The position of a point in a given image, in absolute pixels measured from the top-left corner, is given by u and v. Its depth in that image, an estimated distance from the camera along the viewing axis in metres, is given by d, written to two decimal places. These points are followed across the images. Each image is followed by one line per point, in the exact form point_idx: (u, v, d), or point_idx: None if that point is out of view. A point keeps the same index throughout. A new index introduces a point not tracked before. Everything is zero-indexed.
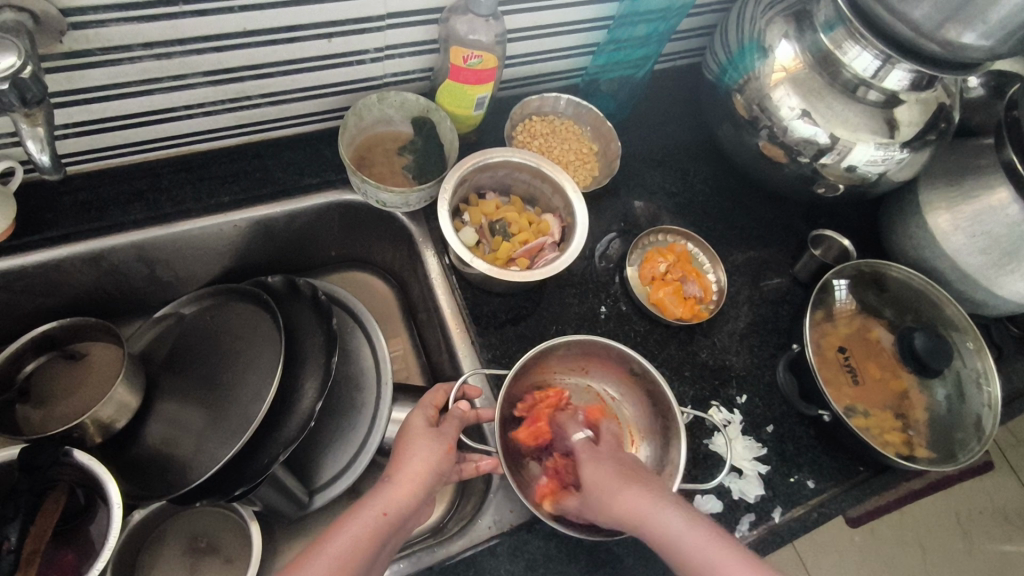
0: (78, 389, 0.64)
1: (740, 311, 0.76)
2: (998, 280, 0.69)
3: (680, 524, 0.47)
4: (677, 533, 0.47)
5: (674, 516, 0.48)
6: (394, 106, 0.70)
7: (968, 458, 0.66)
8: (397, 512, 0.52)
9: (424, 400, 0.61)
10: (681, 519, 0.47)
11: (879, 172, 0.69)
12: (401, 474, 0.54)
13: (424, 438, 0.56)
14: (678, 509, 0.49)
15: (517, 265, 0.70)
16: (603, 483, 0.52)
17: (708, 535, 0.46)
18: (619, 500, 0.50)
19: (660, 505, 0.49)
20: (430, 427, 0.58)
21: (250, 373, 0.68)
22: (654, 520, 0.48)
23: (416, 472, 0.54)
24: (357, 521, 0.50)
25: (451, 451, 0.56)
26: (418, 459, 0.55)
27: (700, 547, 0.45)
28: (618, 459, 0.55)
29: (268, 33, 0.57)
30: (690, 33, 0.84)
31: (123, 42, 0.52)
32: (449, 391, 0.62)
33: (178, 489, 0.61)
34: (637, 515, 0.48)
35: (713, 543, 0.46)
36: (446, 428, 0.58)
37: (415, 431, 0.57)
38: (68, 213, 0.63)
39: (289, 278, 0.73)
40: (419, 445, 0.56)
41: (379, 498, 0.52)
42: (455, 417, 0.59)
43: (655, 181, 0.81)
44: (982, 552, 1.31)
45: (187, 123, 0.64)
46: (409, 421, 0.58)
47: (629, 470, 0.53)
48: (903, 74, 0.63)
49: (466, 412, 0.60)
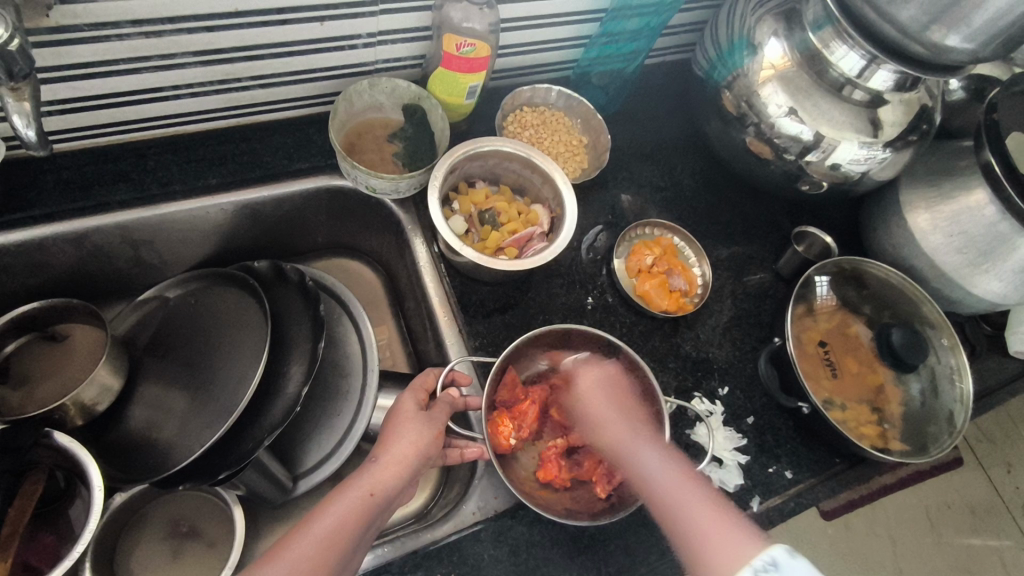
0: (59, 370, 0.64)
1: (723, 305, 0.77)
2: (973, 278, 0.71)
3: (661, 461, 0.54)
4: (649, 467, 0.53)
5: (652, 454, 0.54)
6: (385, 92, 0.70)
7: (938, 452, 0.68)
8: (384, 491, 0.52)
9: (414, 383, 0.61)
10: (660, 455, 0.54)
11: (862, 170, 0.70)
12: (389, 455, 0.54)
13: (413, 421, 0.57)
14: (664, 450, 0.55)
15: (505, 254, 0.70)
16: (603, 411, 0.59)
17: (679, 477, 0.52)
18: (612, 429, 0.57)
19: (649, 444, 0.56)
20: (420, 410, 0.58)
21: (234, 357, 0.68)
22: (634, 457, 0.55)
23: (404, 454, 0.54)
24: (346, 498, 0.50)
25: (439, 437, 0.57)
26: (407, 440, 0.55)
27: (676, 489, 0.51)
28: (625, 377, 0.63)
29: (260, 15, 0.56)
30: (682, 29, 0.85)
31: (112, 18, 0.51)
32: (439, 376, 0.62)
33: (159, 473, 0.60)
34: (624, 449, 0.56)
35: (684, 482, 0.52)
36: (436, 412, 0.58)
37: (404, 414, 0.57)
38: (52, 191, 0.62)
39: (276, 263, 0.73)
40: (406, 428, 0.56)
41: (366, 478, 0.52)
42: (445, 401, 0.60)
43: (643, 175, 0.82)
44: (948, 545, 1.35)
45: (175, 104, 0.63)
46: (399, 404, 0.59)
47: (626, 408, 0.59)
48: (888, 75, 0.64)
49: (455, 397, 0.61)
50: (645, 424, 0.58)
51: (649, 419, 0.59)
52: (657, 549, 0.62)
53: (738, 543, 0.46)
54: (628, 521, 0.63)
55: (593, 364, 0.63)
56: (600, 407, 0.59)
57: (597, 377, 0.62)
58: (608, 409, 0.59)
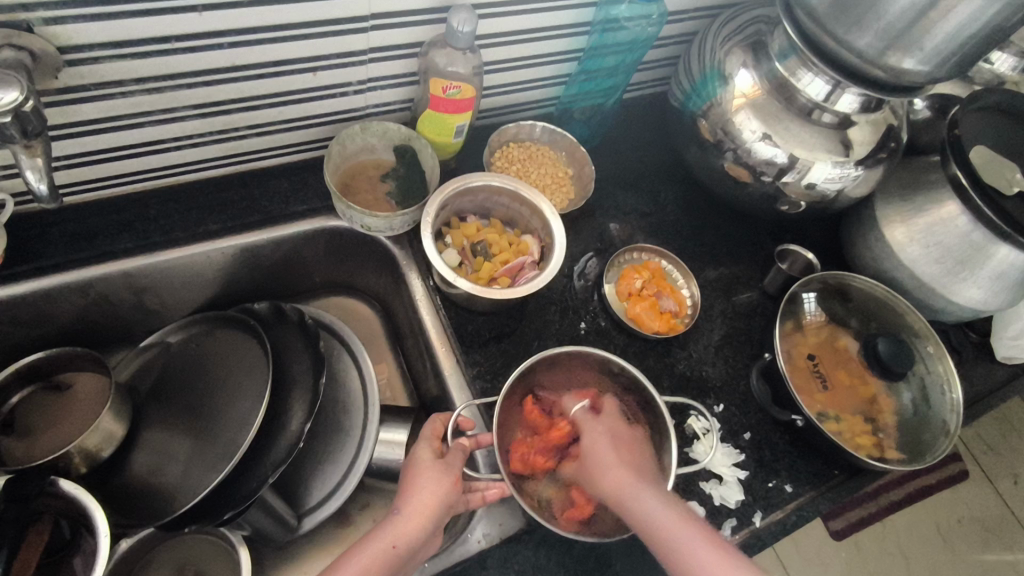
0: (62, 419, 0.65)
1: (714, 324, 0.79)
2: (953, 287, 0.73)
3: (654, 501, 0.54)
4: (649, 507, 0.54)
5: (649, 496, 0.55)
6: (377, 135, 0.73)
7: (934, 457, 0.69)
8: (407, 544, 0.53)
9: (423, 431, 0.61)
10: (661, 501, 0.54)
11: (837, 189, 0.73)
12: (410, 508, 0.54)
13: (433, 470, 0.57)
14: (661, 494, 0.55)
15: (499, 283, 0.72)
16: (603, 450, 0.59)
17: (681, 518, 0.53)
18: (610, 474, 0.57)
19: (643, 484, 0.56)
20: (436, 459, 0.58)
21: (236, 399, 0.69)
22: (633, 498, 0.55)
23: (424, 505, 0.55)
24: (367, 551, 0.52)
25: (457, 484, 0.57)
26: (426, 490, 0.55)
27: (673, 529, 0.52)
28: (622, 429, 0.62)
29: (256, 68, 0.60)
30: (656, 63, 0.89)
31: (117, 77, 0.54)
32: (447, 422, 0.63)
33: (164, 516, 0.61)
34: (619, 487, 0.56)
35: (690, 525, 0.53)
36: (452, 459, 0.59)
37: (420, 464, 0.57)
38: (57, 243, 0.64)
39: (274, 304, 0.75)
40: (424, 477, 0.56)
41: (390, 529, 0.53)
42: (458, 449, 0.60)
43: (629, 203, 0.85)
44: (962, 561, 1.34)
45: (176, 155, 0.66)
46: (414, 454, 0.59)
47: (626, 451, 0.59)
48: (853, 98, 0.69)
49: (467, 444, 0.61)
50: (642, 463, 0.59)
51: (637, 454, 0.60)
52: (662, 567, 0.62)
53: None
54: (634, 542, 0.63)
55: (593, 424, 0.62)
56: (604, 454, 0.59)
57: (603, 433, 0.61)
58: (608, 452, 0.59)
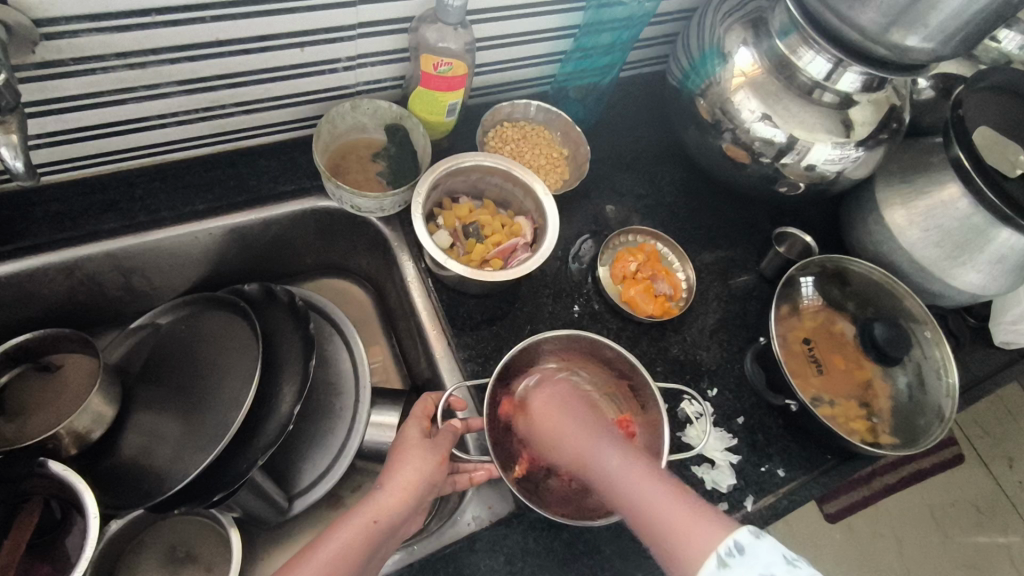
0: (52, 400, 0.64)
1: (709, 308, 0.78)
2: (952, 271, 0.72)
3: (625, 464, 0.53)
4: (613, 466, 0.53)
5: (610, 455, 0.55)
6: (367, 113, 0.72)
7: (929, 441, 0.68)
8: (388, 519, 0.53)
9: (414, 411, 0.61)
10: (617, 458, 0.54)
11: (837, 170, 0.72)
12: (392, 484, 0.54)
13: (418, 449, 0.56)
14: (626, 451, 0.55)
15: (490, 266, 0.71)
16: (564, 417, 0.60)
17: (644, 475, 0.51)
18: (572, 434, 0.58)
19: (609, 446, 0.56)
20: (424, 438, 0.58)
21: (226, 380, 0.69)
22: (596, 457, 0.55)
23: (407, 482, 0.54)
24: (347, 528, 0.51)
25: (442, 463, 0.56)
26: (411, 467, 0.55)
27: (637, 482, 0.50)
28: (579, 397, 0.64)
29: (241, 43, 0.58)
30: (654, 41, 0.87)
31: (97, 52, 0.53)
32: (439, 401, 0.62)
33: (154, 497, 0.61)
34: (583, 454, 0.57)
35: (648, 481, 0.50)
36: (440, 439, 0.58)
37: (409, 442, 0.57)
38: (41, 223, 0.63)
39: (265, 285, 0.74)
40: (411, 454, 0.56)
41: (371, 505, 0.53)
42: (449, 431, 0.59)
43: (625, 185, 0.84)
44: (955, 543, 1.34)
45: (162, 133, 0.64)
46: (403, 433, 0.58)
47: (589, 417, 0.60)
48: (855, 77, 0.66)
49: (458, 426, 0.60)
50: (603, 430, 0.59)
51: (598, 426, 0.59)
52: (653, 549, 0.63)
53: (706, 535, 0.44)
54: (625, 525, 0.63)
55: (550, 380, 0.66)
56: (565, 419, 0.60)
57: (551, 394, 0.63)
58: (575, 422, 0.60)
